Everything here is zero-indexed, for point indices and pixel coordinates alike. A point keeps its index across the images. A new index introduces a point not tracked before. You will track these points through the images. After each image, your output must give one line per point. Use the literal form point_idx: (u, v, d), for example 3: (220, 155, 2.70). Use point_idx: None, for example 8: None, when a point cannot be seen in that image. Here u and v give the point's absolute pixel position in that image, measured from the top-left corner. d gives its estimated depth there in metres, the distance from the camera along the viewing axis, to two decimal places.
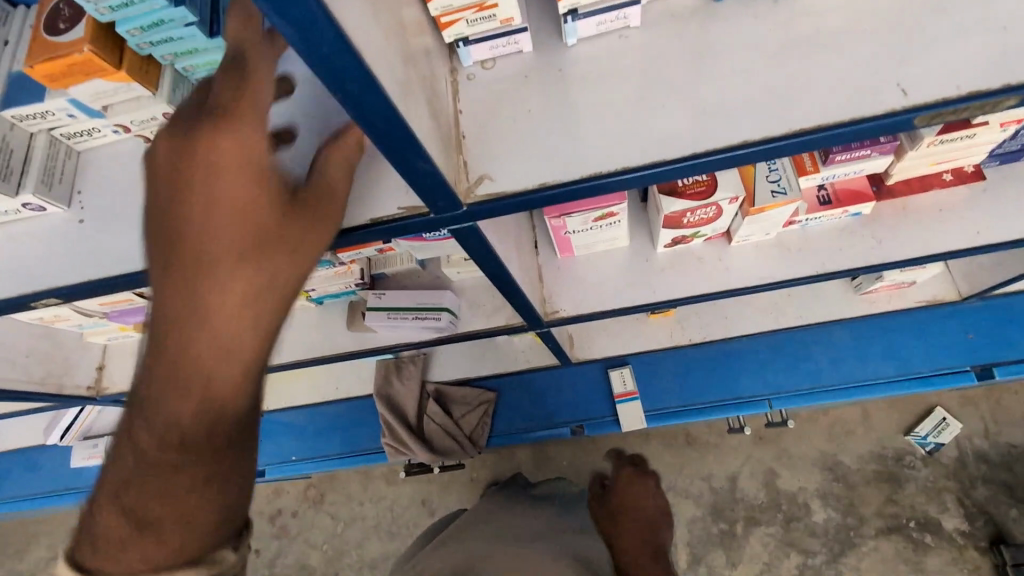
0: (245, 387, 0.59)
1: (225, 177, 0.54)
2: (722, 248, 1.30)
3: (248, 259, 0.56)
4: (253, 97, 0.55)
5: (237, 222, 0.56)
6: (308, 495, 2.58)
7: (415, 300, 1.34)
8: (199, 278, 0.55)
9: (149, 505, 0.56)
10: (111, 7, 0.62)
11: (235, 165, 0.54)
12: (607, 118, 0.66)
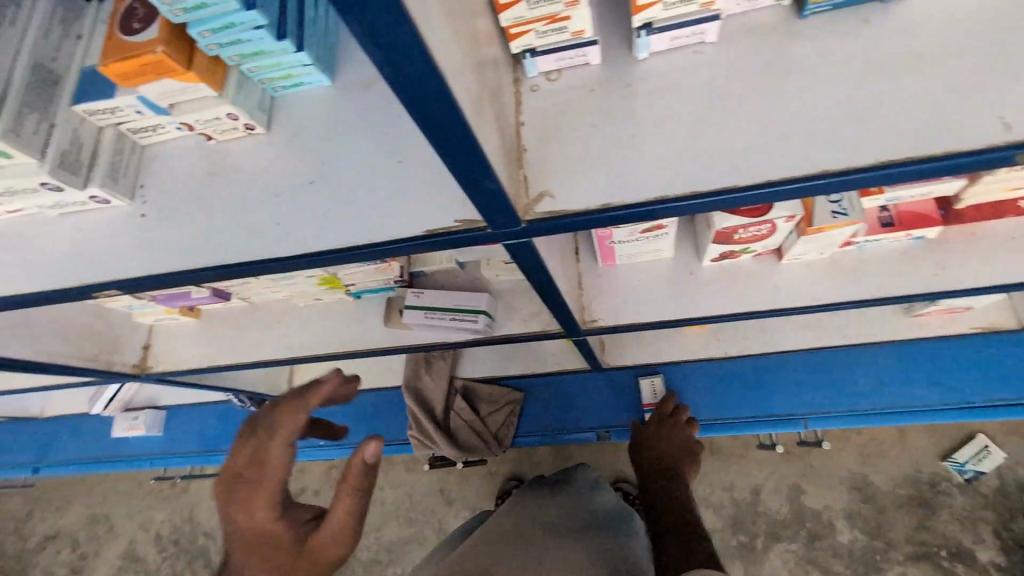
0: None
1: (258, 494, 0.66)
2: (771, 265, 1.26)
3: (267, 565, 0.66)
4: (280, 421, 0.68)
5: (264, 531, 0.66)
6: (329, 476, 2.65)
7: (453, 301, 1.33)
8: (253, 565, 0.66)
9: None
10: (188, 10, 0.63)
11: (269, 496, 0.66)
12: (676, 138, 0.64)
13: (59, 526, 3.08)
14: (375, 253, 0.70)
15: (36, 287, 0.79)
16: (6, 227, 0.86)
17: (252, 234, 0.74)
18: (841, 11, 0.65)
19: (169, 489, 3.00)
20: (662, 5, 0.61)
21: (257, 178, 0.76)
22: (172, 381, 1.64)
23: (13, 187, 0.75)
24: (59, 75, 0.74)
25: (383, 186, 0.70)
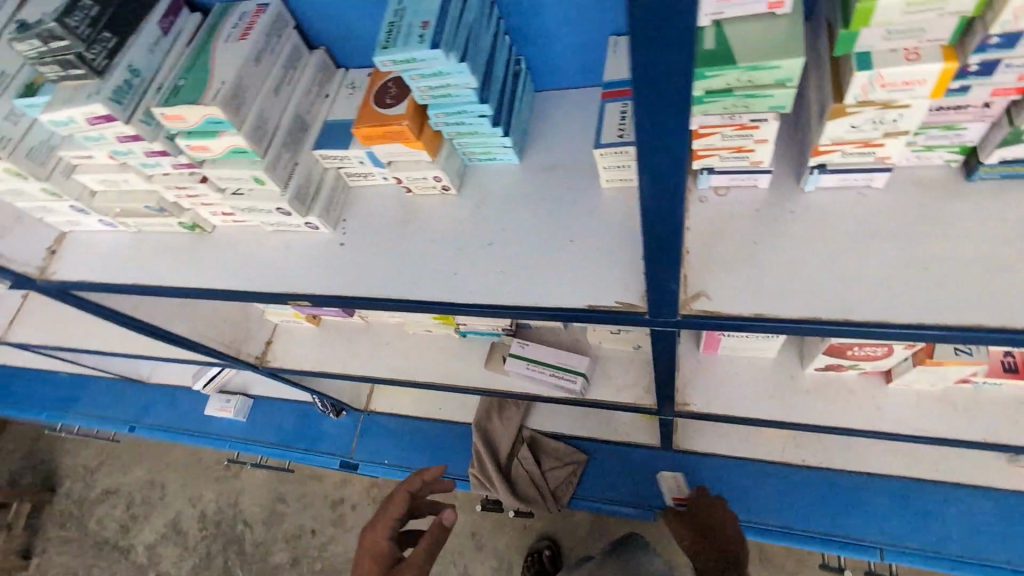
0: None
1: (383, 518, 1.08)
2: (877, 386, 1.25)
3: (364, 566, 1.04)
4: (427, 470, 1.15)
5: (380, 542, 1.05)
6: (372, 493, 2.74)
7: (556, 357, 1.41)
8: (363, 556, 1.06)
9: None
10: (435, 97, 0.78)
11: (388, 518, 1.08)
12: (834, 267, 0.70)
13: (121, 482, 3.08)
14: (539, 316, 0.81)
15: (249, 288, 0.96)
16: (227, 232, 1.04)
17: (434, 278, 0.87)
18: (1010, 180, 0.70)
19: (222, 470, 2.97)
20: (840, 154, 0.67)
21: (445, 232, 0.90)
22: (280, 377, 1.80)
23: (253, 206, 0.92)
24: (308, 124, 0.93)
25: (555, 260, 0.82)
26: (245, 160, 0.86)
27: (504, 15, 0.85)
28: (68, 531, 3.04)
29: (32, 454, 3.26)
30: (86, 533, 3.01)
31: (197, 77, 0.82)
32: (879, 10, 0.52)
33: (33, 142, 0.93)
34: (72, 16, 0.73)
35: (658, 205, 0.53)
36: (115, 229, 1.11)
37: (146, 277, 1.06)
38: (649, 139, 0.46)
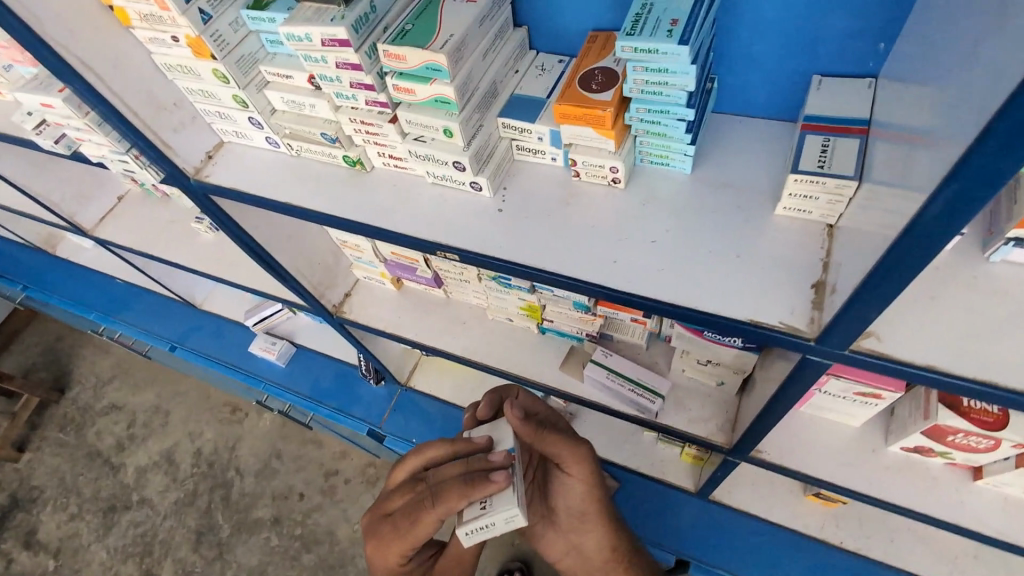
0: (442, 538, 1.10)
1: (445, 470, 0.99)
2: (963, 480, 1.22)
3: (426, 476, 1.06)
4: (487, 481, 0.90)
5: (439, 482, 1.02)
6: (368, 473, 2.73)
7: (637, 373, 1.42)
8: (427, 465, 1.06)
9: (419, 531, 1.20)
10: (645, 92, 0.81)
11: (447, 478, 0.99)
12: (1015, 340, 0.70)
13: (126, 400, 3.12)
14: (689, 317, 0.83)
15: (404, 232, 1.01)
16: (386, 175, 1.09)
17: (589, 261, 0.90)
18: None
19: (229, 414, 2.99)
20: None
21: (605, 221, 0.93)
22: (347, 331, 1.84)
23: (431, 154, 0.96)
24: (498, 92, 0.98)
25: (718, 271, 0.84)
26: (442, 111, 0.91)
27: (716, 36, 0.88)
28: (65, 434, 3.05)
29: (54, 352, 3.35)
30: (82, 442, 3.02)
31: (425, 26, 0.87)
32: None
33: (243, 52, 1.00)
34: None
35: (911, 235, 0.54)
36: (275, 149, 1.18)
37: (297, 199, 1.11)
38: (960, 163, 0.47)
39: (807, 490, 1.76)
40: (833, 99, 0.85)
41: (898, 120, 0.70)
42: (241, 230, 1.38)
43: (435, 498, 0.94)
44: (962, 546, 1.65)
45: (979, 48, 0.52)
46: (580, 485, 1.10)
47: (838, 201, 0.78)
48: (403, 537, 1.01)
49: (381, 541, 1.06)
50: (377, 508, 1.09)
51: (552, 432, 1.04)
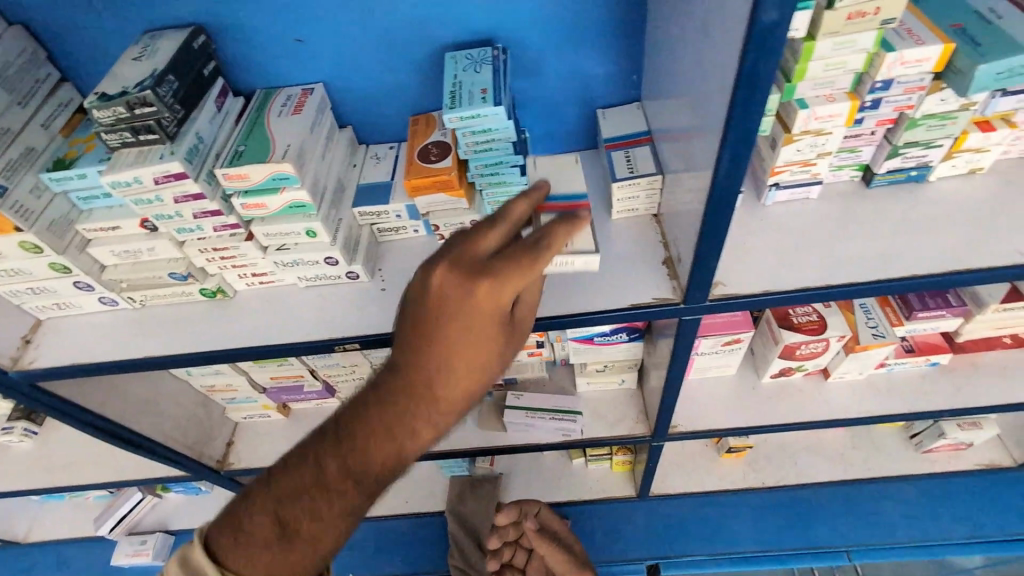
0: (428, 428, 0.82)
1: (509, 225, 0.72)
2: (819, 383, 1.49)
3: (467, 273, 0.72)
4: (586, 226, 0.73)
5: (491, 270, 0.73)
6: None
7: (551, 402, 1.49)
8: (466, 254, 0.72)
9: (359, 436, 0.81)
10: (478, 151, 0.93)
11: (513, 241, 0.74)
12: (805, 252, 0.93)
13: None
14: (586, 321, 0.93)
15: (292, 342, 0.98)
16: (252, 295, 1.05)
17: None
18: (895, 185, 0.99)
19: None
20: (789, 172, 0.94)
21: None
22: (240, 483, 1.62)
23: (299, 258, 0.97)
24: (344, 185, 1.03)
25: (589, 275, 0.96)
26: (299, 215, 0.93)
27: (516, 97, 1.06)
28: None
29: None
30: None
31: (258, 143, 0.90)
32: (809, 70, 0.80)
33: (53, 216, 0.91)
34: (160, 86, 0.80)
35: (717, 198, 0.70)
36: (112, 308, 1.07)
37: (157, 350, 1.01)
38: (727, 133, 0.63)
39: (720, 449, 1.96)
40: (619, 122, 1.06)
41: (669, 124, 0.91)
42: (82, 411, 1.19)
43: (549, 241, 0.70)
44: (841, 442, 1.98)
45: (698, 59, 0.71)
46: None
47: (653, 192, 0.98)
48: (481, 315, 0.70)
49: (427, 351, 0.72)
50: (436, 275, 0.70)
51: (551, 544, 1.73)
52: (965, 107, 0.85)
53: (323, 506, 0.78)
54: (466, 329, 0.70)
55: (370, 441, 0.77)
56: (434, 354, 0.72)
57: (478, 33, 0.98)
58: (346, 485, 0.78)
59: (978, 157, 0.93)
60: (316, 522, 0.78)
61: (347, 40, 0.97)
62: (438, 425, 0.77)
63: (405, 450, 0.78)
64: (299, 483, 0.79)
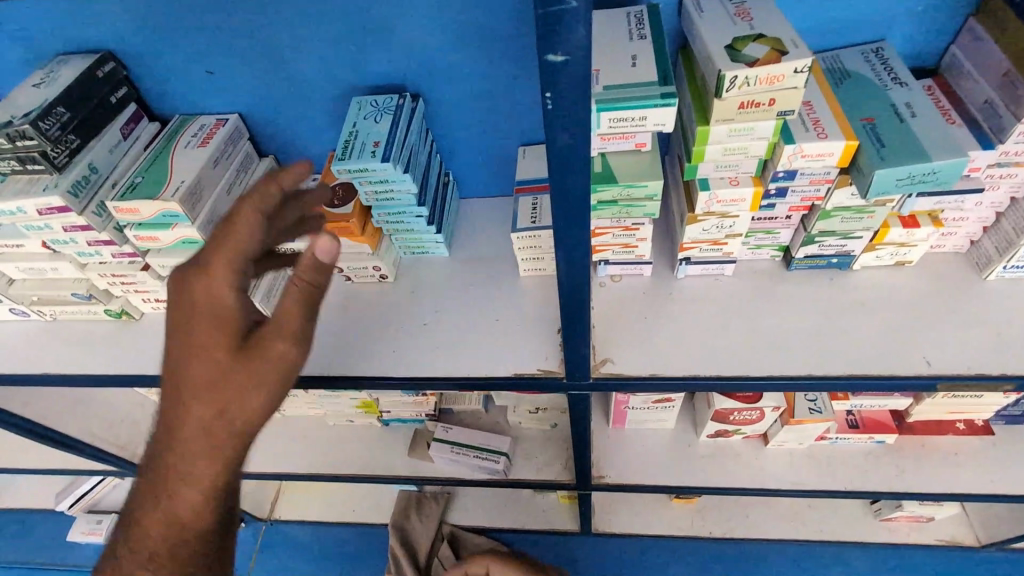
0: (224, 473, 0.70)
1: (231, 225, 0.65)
2: (758, 447, 1.44)
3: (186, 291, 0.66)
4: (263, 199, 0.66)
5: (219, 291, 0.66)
6: None
7: (478, 440, 1.45)
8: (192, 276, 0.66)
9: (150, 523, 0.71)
10: (378, 201, 0.91)
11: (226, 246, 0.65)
12: (706, 336, 0.89)
13: None
14: (470, 385, 0.91)
15: None
16: (158, 318, 1.05)
17: (371, 357, 0.95)
18: (816, 270, 0.93)
19: None
20: (698, 249, 0.89)
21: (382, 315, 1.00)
22: None
23: None
24: None
25: (483, 337, 0.93)
26: (192, 250, 0.92)
27: (436, 141, 1.03)
28: None
29: None
30: None
31: (154, 176, 0.89)
32: (708, 153, 0.75)
33: None
34: (45, 119, 0.79)
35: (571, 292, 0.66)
36: (25, 317, 1.08)
37: (58, 366, 1.02)
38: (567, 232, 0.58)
39: (670, 495, 1.90)
40: (535, 161, 0.99)
41: None
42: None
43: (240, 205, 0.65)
44: (797, 501, 1.90)
45: None
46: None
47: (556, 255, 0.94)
48: (212, 314, 0.65)
49: (160, 425, 0.69)
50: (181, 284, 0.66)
51: None
52: (882, 203, 0.79)
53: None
54: (192, 344, 0.65)
55: (142, 534, 0.70)
56: (179, 387, 0.66)
57: (393, 79, 0.95)
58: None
59: (904, 250, 0.87)
60: None
61: (261, 73, 0.96)
62: (208, 460, 0.69)
63: (188, 529, 0.70)
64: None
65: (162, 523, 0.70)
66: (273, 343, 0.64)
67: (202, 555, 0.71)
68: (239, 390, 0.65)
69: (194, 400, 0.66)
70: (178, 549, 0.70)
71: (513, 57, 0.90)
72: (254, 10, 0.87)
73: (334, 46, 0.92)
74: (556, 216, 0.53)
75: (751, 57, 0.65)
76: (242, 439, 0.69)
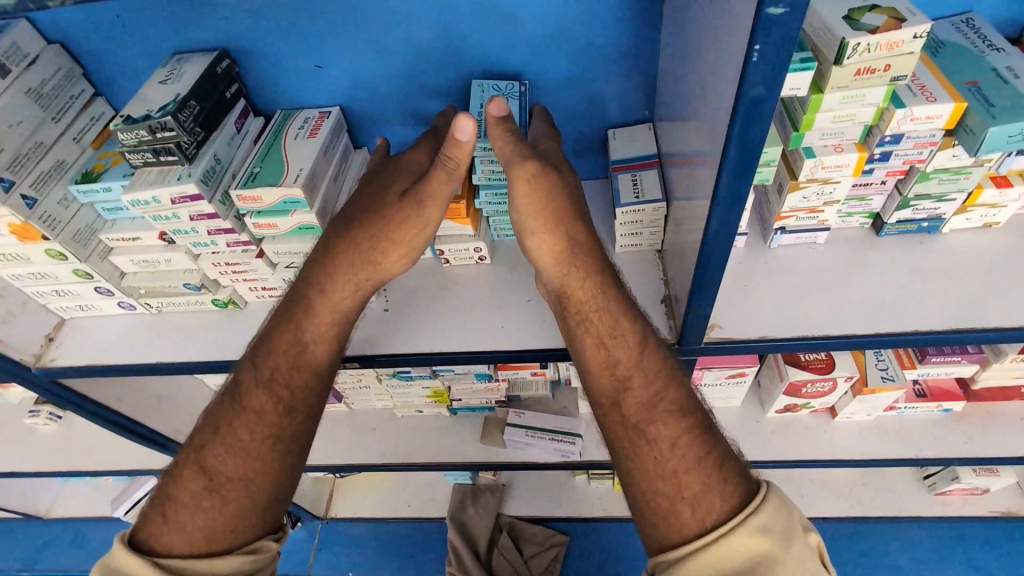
0: (348, 318, 0.92)
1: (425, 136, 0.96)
2: (826, 421, 1.47)
3: (380, 169, 0.95)
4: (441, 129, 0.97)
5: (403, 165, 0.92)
6: None
7: (552, 423, 1.49)
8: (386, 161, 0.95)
9: (281, 353, 0.89)
10: (488, 182, 0.96)
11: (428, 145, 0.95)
12: (807, 299, 0.92)
13: None
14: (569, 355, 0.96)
15: None
16: (261, 306, 1.10)
17: (478, 335, 1.00)
18: (905, 235, 0.97)
19: None
20: (795, 218, 0.93)
21: (482, 295, 1.05)
22: None
23: None
24: None
25: None
26: (307, 236, 0.97)
27: None
28: None
29: None
30: None
31: (272, 165, 0.93)
32: (818, 120, 0.79)
33: (78, 226, 0.96)
34: (182, 112, 0.84)
35: (711, 249, 0.70)
36: (130, 311, 1.12)
37: (169, 355, 1.06)
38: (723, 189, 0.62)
39: None
40: (627, 142, 1.05)
41: (677, 150, 0.90)
42: (97, 404, 1.25)
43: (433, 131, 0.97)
44: (851, 479, 1.92)
45: (706, 96, 0.72)
46: (709, 455, 0.77)
47: (656, 229, 0.98)
48: (396, 175, 0.92)
49: (317, 254, 0.90)
50: (378, 166, 0.96)
51: None
52: (978, 162, 0.84)
53: (243, 429, 0.85)
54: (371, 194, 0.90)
55: (270, 355, 0.89)
56: (340, 228, 0.89)
57: (494, 66, 1.01)
58: (263, 407, 0.87)
59: (993, 212, 0.92)
60: (251, 426, 0.86)
61: (365, 65, 1.01)
62: (346, 293, 0.90)
63: (307, 352, 0.90)
64: (217, 418, 0.87)
65: (287, 343, 0.89)
66: (423, 199, 0.86)
67: (312, 382, 0.90)
68: (389, 222, 0.87)
69: (342, 235, 0.89)
70: (298, 371, 0.89)
71: (610, 38, 0.96)
72: (368, 4, 0.92)
73: (442, 37, 0.96)
74: (728, 172, 0.59)
75: (871, 25, 0.70)
76: (374, 275, 0.91)
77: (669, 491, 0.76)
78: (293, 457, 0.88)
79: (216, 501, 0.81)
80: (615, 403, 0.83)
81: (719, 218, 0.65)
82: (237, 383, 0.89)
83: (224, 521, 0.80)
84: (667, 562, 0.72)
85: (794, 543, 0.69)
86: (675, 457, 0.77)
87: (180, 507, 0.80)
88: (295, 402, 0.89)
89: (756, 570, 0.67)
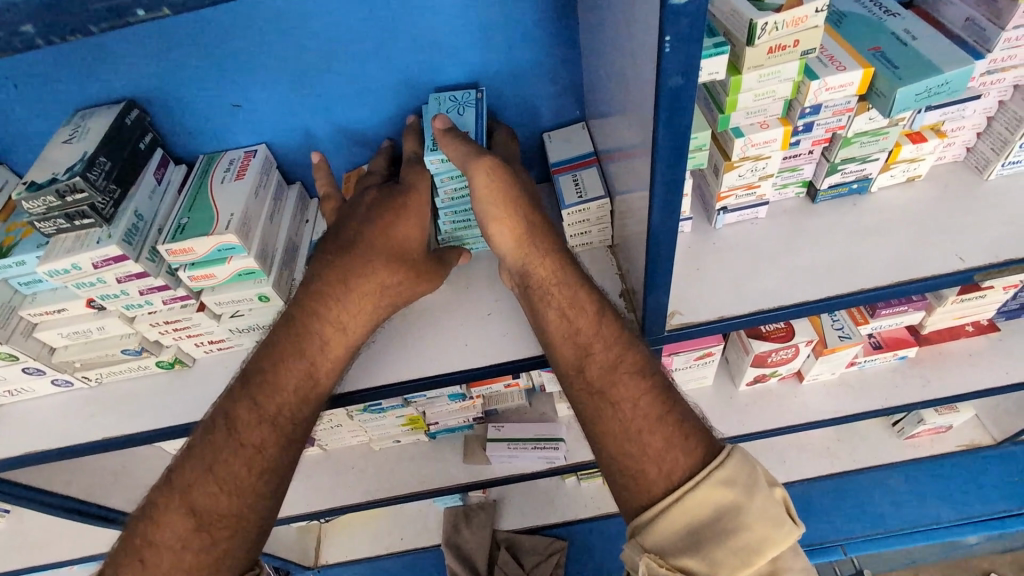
0: (354, 346, 0.92)
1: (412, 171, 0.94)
2: (794, 386, 1.51)
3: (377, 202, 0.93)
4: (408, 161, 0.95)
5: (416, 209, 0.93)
6: None
7: (532, 431, 1.48)
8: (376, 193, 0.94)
9: (289, 383, 0.86)
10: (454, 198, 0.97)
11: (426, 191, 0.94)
12: (758, 273, 0.94)
13: None
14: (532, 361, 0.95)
15: None
16: (211, 361, 1.04)
17: (445, 358, 0.97)
18: (839, 198, 1.01)
19: None
20: (735, 197, 0.95)
21: (441, 317, 1.03)
22: None
23: (256, 322, 0.97)
24: (298, 246, 1.03)
25: None
26: (250, 281, 0.92)
27: None
28: None
29: None
30: None
31: (200, 213, 0.88)
32: (740, 101, 0.81)
33: None
34: (91, 170, 0.79)
35: (660, 238, 0.70)
36: (67, 388, 1.04)
37: (118, 428, 0.99)
38: (661, 179, 0.62)
39: None
40: (563, 143, 1.05)
41: (611, 144, 0.90)
42: (45, 493, 1.16)
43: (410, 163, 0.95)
44: (826, 437, 1.90)
45: (629, 89, 0.72)
46: (671, 414, 0.78)
47: (604, 226, 0.98)
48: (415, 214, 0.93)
49: (330, 290, 0.89)
50: (371, 198, 0.94)
51: None
52: (893, 123, 0.88)
53: (240, 464, 0.82)
54: (386, 233, 0.92)
55: (278, 391, 0.86)
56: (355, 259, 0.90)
57: (418, 84, 0.99)
58: (267, 439, 0.84)
59: (914, 166, 0.96)
60: (248, 461, 0.82)
61: (286, 98, 0.97)
62: (348, 320, 0.90)
63: (319, 385, 0.88)
64: (207, 454, 0.81)
65: (299, 378, 0.87)
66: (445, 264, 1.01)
67: (317, 412, 0.89)
68: (411, 265, 0.94)
69: (361, 269, 0.90)
70: (308, 403, 0.88)
71: (530, 41, 0.96)
72: (279, 36, 0.89)
73: (361, 61, 0.94)
74: (662, 161, 0.60)
75: (775, 4, 0.72)
76: (386, 310, 0.94)
77: (634, 452, 0.76)
78: (276, 488, 0.84)
79: (208, 540, 0.78)
80: (578, 370, 0.83)
81: (663, 206, 0.66)
82: (240, 415, 0.84)
83: (214, 560, 0.77)
84: (640, 523, 0.73)
85: (757, 493, 0.71)
86: (637, 418, 0.78)
87: (165, 551, 0.76)
88: (295, 431, 0.87)
89: (720, 520, 0.69)
